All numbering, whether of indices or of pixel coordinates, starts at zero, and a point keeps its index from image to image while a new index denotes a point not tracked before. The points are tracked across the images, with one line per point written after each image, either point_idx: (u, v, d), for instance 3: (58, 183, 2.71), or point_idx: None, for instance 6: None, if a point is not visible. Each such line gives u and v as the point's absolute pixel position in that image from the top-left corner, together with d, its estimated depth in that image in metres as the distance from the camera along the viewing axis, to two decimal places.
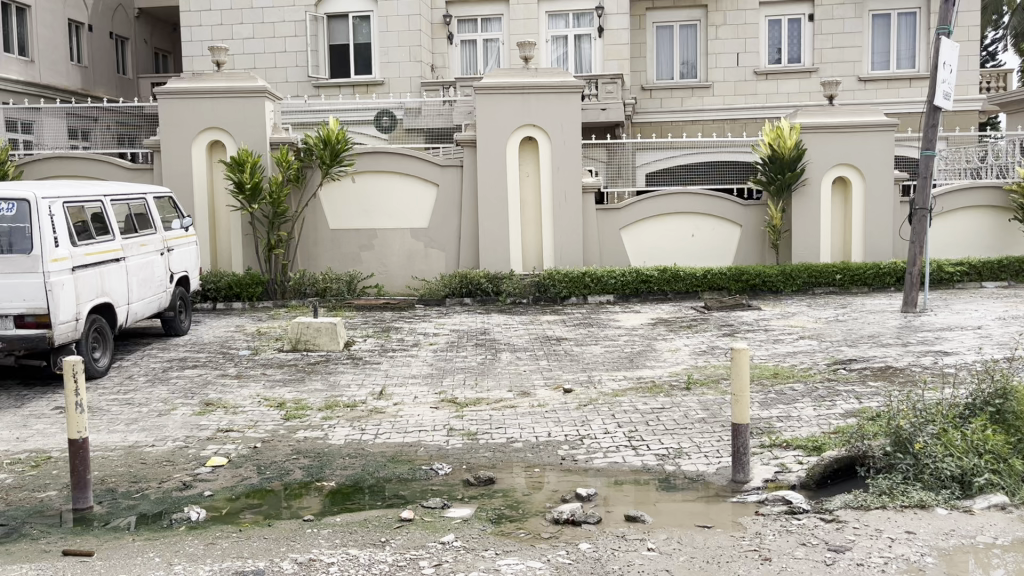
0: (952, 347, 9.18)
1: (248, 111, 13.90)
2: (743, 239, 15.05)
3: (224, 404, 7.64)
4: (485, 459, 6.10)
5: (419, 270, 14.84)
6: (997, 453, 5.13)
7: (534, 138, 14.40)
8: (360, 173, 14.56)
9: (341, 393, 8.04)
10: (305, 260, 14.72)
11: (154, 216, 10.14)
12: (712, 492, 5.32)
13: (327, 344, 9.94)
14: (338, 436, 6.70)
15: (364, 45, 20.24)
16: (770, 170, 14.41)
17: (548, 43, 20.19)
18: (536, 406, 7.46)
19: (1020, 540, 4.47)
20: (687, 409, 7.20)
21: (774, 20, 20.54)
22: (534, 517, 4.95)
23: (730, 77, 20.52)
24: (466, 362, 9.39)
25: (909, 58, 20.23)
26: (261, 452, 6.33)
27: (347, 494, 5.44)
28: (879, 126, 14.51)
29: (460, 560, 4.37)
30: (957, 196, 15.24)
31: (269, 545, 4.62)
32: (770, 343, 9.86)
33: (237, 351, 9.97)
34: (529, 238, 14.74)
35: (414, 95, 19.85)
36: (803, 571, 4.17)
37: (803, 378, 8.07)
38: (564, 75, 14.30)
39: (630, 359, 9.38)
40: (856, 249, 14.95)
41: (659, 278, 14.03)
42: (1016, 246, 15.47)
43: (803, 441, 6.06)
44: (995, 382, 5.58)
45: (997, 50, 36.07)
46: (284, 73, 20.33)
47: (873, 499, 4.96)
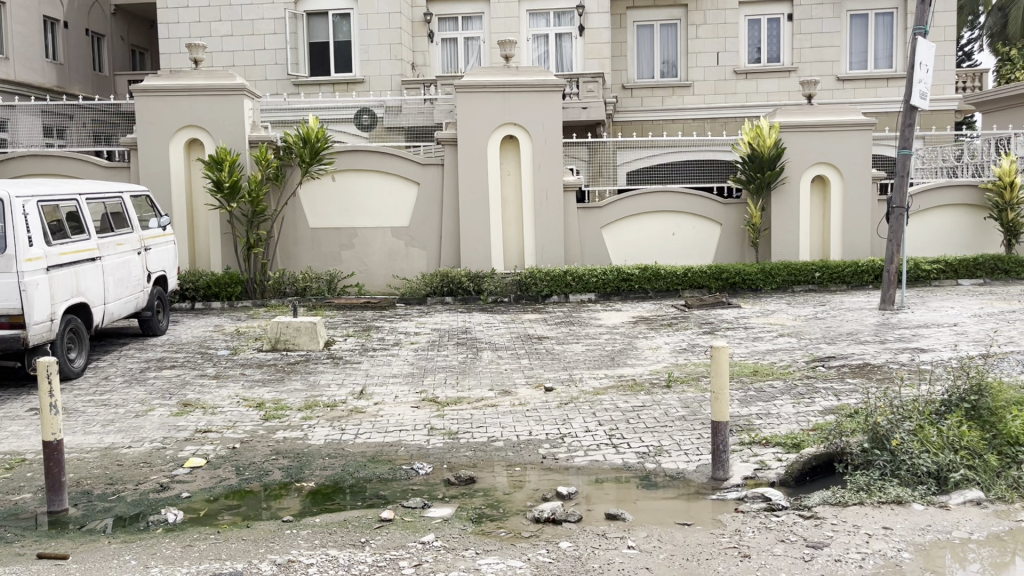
0: (929, 344, 9.27)
1: (226, 109, 13.81)
2: (722, 237, 15.14)
3: (202, 405, 7.59)
4: (465, 458, 6.09)
5: (399, 269, 14.79)
6: (972, 448, 5.19)
7: (515, 137, 14.39)
8: (340, 171, 14.49)
9: (321, 392, 8.00)
10: (285, 259, 14.63)
11: (131, 215, 10.04)
12: (693, 490, 5.35)
13: (307, 344, 9.88)
14: (318, 436, 6.67)
15: (344, 43, 20.14)
16: (749, 169, 14.47)
17: (529, 42, 20.18)
18: (517, 405, 7.46)
19: (995, 535, 4.52)
20: (667, 407, 7.22)
21: (753, 20, 20.65)
22: (515, 517, 4.94)
23: (710, 76, 20.62)
24: (448, 361, 9.37)
25: (887, 58, 20.40)
26: (239, 453, 6.29)
27: (328, 494, 5.41)
28: (857, 126, 14.64)
29: (440, 560, 4.35)
30: (933, 194, 15.40)
31: (247, 547, 4.58)
32: (749, 341, 9.91)
33: (216, 351, 9.89)
34: (510, 237, 14.73)
35: (395, 93, 19.79)
36: (782, 568, 4.19)
37: (782, 375, 8.12)
38: (544, 74, 14.31)
39: (611, 357, 9.39)
40: (835, 247, 15.06)
41: (640, 277, 14.06)
42: (991, 245, 15.65)
43: (782, 438, 6.10)
44: (970, 378, 5.63)
45: (973, 50, 36.46)
46: (263, 71, 20.21)
47: (851, 495, 4.99)
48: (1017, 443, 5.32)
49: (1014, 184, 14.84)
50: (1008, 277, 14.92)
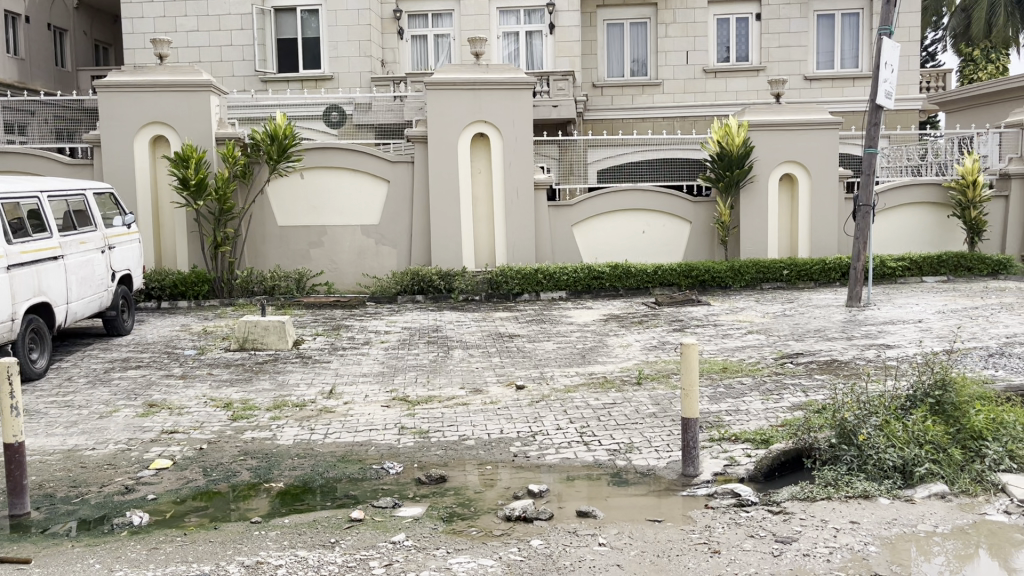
0: (895, 340, 9.40)
1: (193, 105, 13.64)
2: (692, 235, 15.24)
3: (169, 405, 7.48)
4: (436, 457, 6.06)
5: (370, 267, 14.70)
6: (937, 443, 5.26)
7: (486, 134, 14.36)
8: (309, 169, 14.37)
9: (289, 392, 7.92)
10: (253, 257, 14.47)
11: (94, 213, 9.86)
12: (664, 486, 5.37)
13: (275, 343, 9.77)
14: (287, 436, 6.60)
15: (313, 39, 19.97)
16: (718, 168, 14.56)
17: (499, 40, 20.15)
18: (488, 403, 7.45)
19: (959, 528, 4.58)
20: (638, 404, 7.25)
21: (722, 19, 20.80)
22: (486, 515, 4.93)
23: (680, 75, 20.75)
24: (418, 359, 9.33)
25: (853, 58, 20.65)
26: (206, 454, 6.21)
27: (297, 495, 5.36)
28: (824, 124, 14.80)
29: (410, 560, 4.32)
30: (899, 192, 15.65)
31: (215, 549, 4.52)
32: (718, 338, 9.99)
33: (182, 351, 9.75)
34: (481, 234, 14.70)
35: (364, 90, 19.70)
36: (751, 563, 4.21)
37: (751, 372, 8.18)
38: (515, 71, 14.28)
39: (582, 355, 9.42)
40: (802, 245, 15.22)
41: (610, 274, 14.11)
42: (954, 242, 15.91)
43: (751, 434, 6.14)
44: (935, 373, 5.69)
45: (936, 51, 37.11)
46: (230, 67, 20.00)
47: (819, 491, 5.04)
48: (981, 437, 5.40)
49: (977, 183, 15.13)
50: (971, 273, 15.18)
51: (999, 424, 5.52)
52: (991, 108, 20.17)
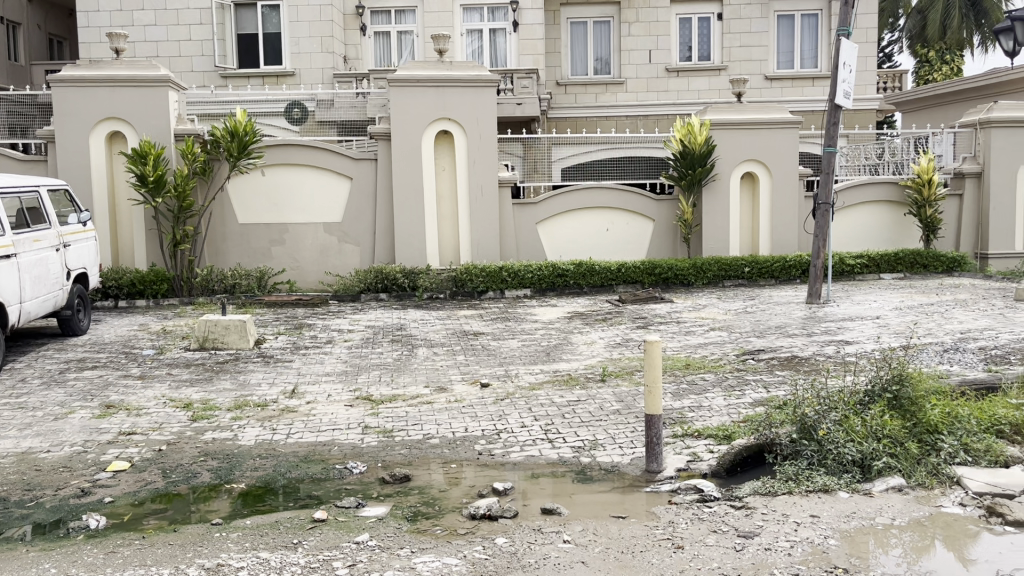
0: (853, 337, 9.56)
1: (150, 101, 13.41)
2: (655, 234, 15.35)
3: (127, 406, 7.35)
4: (401, 456, 6.03)
5: (332, 265, 14.57)
6: (894, 437, 5.35)
7: (450, 132, 14.32)
8: (270, 166, 14.21)
9: (251, 392, 7.82)
10: (213, 255, 14.27)
11: (49, 210, 9.65)
12: (627, 482, 5.39)
13: (236, 342, 9.64)
14: (248, 436, 6.52)
15: (274, 35, 19.75)
16: (680, 166, 14.68)
17: (463, 37, 20.09)
18: (453, 401, 7.42)
19: (916, 520, 4.66)
20: (602, 401, 7.28)
21: (685, 19, 20.97)
22: (451, 513, 4.91)
23: (643, 74, 20.87)
24: (382, 358, 9.27)
25: (812, 58, 20.95)
26: (166, 455, 6.10)
27: (259, 496, 5.29)
28: (785, 123, 14.99)
29: (374, 560, 4.29)
30: (858, 190, 15.92)
31: (174, 551, 4.44)
32: (681, 335, 10.06)
33: (140, 351, 9.58)
34: (445, 232, 14.64)
35: (326, 86, 19.53)
36: (714, 558, 4.25)
37: (713, 368, 8.26)
38: (478, 69, 14.25)
39: (547, 353, 9.42)
40: (763, 242, 15.40)
41: (574, 273, 14.15)
42: (910, 240, 16.24)
43: (714, 430, 6.19)
44: (892, 368, 5.78)
45: (892, 53, 37.88)
46: (189, 62, 19.70)
47: (780, 485, 5.10)
48: (936, 430, 5.51)
49: (932, 182, 15.44)
50: (926, 270, 15.49)
51: (953, 418, 5.65)
52: (946, 108, 20.61)
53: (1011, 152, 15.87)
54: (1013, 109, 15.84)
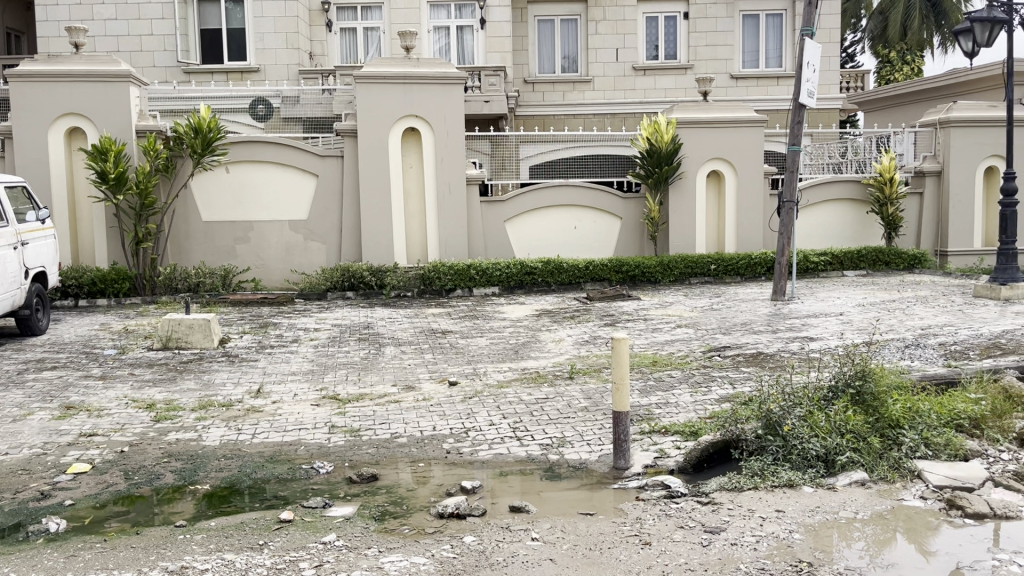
0: (817, 333, 9.69)
1: (111, 96, 13.19)
2: (623, 231, 15.43)
3: (87, 407, 7.23)
4: (368, 455, 5.99)
5: (298, 264, 14.44)
6: (857, 431, 5.43)
7: (417, 129, 14.25)
8: (235, 162, 14.06)
9: (215, 392, 7.72)
10: (176, 254, 14.08)
11: (6, 207, 9.45)
12: (595, 479, 5.41)
13: (200, 342, 9.52)
14: (213, 436, 6.44)
15: (237, 30, 19.53)
16: (647, 164, 14.76)
17: (430, 34, 20.02)
18: (421, 400, 7.40)
19: (879, 514, 4.73)
20: (570, 398, 7.30)
21: (651, 17, 21.05)
22: (418, 513, 4.89)
23: (610, 72, 20.95)
24: (349, 357, 9.20)
25: (777, 58, 21.17)
26: (128, 456, 6.01)
27: (224, 496, 5.23)
28: (750, 122, 15.15)
29: (342, 560, 4.26)
30: (822, 189, 16.13)
31: (137, 554, 4.37)
32: (648, 332, 10.13)
33: (101, 351, 9.41)
34: (413, 230, 14.57)
35: (291, 83, 19.33)
36: (681, 553, 4.28)
37: (680, 365, 8.31)
38: (446, 66, 14.22)
39: (515, 351, 9.42)
40: (729, 240, 15.54)
41: (543, 270, 14.16)
42: (872, 238, 16.50)
43: (681, 426, 6.25)
44: (855, 364, 5.85)
45: (855, 52, 38.49)
46: (150, 57, 19.41)
47: (746, 481, 5.15)
48: (898, 425, 5.59)
49: (894, 180, 15.68)
50: (889, 268, 15.73)
51: (915, 412, 5.73)
52: (907, 107, 20.93)
53: (970, 151, 16.14)
54: (971, 109, 16.12)
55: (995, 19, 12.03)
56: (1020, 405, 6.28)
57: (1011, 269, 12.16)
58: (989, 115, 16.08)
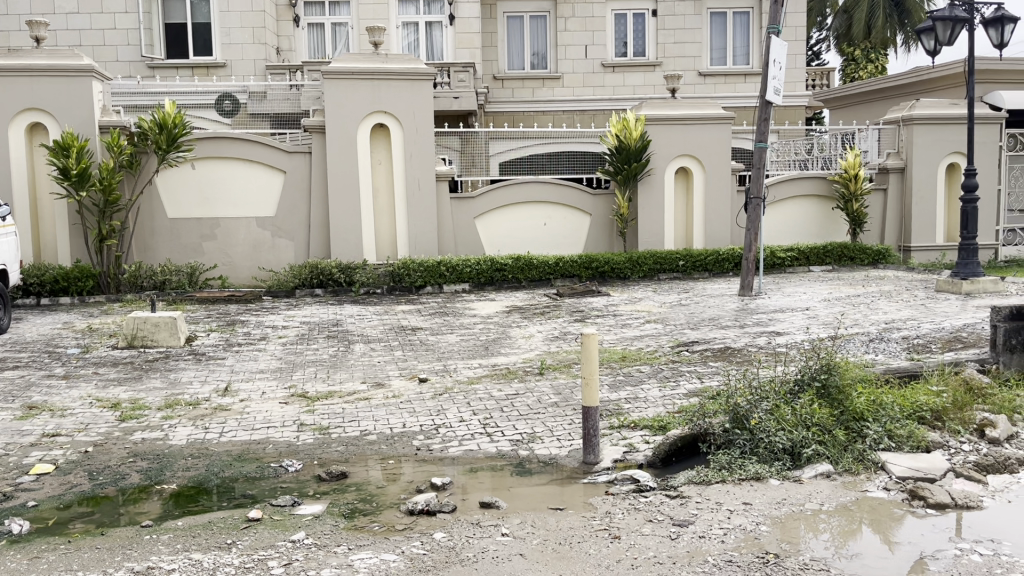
0: (784, 327, 9.81)
1: (74, 91, 12.97)
2: (592, 227, 15.49)
3: (50, 407, 7.11)
4: (337, 453, 5.96)
5: (265, 261, 14.31)
6: (822, 424, 5.51)
7: (386, 125, 14.18)
8: (200, 159, 13.90)
9: (182, 391, 7.63)
10: (141, 252, 13.88)
11: None
12: (566, 474, 5.44)
13: (166, 340, 9.41)
14: (179, 436, 6.36)
15: (203, 25, 19.30)
16: (617, 161, 14.83)
17: (399, 29, 19.93)
18: (391, 397, 7.37)
19: (844, 505, 4.81)
20: (540, 394, 7.32)
21: (620, 14, 21.10)
22: (389, 510, 4.88)
23: (579, 69, 21.01)
24: (318, 354, 9.14)
25: (744, 56, 21.36)
26: (92, 457, 5.92)
27: (191, 496, 5.17)
28: (717, 119, 15.27)
29: (311, 558, 4.24)
30: (788, 185, 16.33)
31: (102, 555, 4.31)
32: (618, 328, 10.18)
33: (63, 351, 9.24)
34: (382, 227, 14.50)
35: (258, 78, 19.15)
36: (650, 547, 4.31)
37: (649, 360, 8.38)
38: (415, 62, 14.17)
39: (485, 347, 9.43)
40: (698, 236, 15.67)
41: (513, 266, 14.18)
42: (838, 234, 16.73)
43: (650, 420, 6.29)
44: (821, 358, 5.94)
45: (821, 50, 38.97)
46: (113, 52, 19.12)
47: (714, 474, 5.21)
48: (862, 418, 5.67)
49: (859, 177, 15.87)
50: (854, 263, 15.96)
51: (878, 405, 5.82)
52: (871, 105, 21.20)
53: (932, 149, 16.40)
54: (933, 107, 16.36)
55: (956, 18, 12.23)
56: (980, 397, 6.40)
57: (972, 264, 12.39)
58: (952, 112, 16.33)
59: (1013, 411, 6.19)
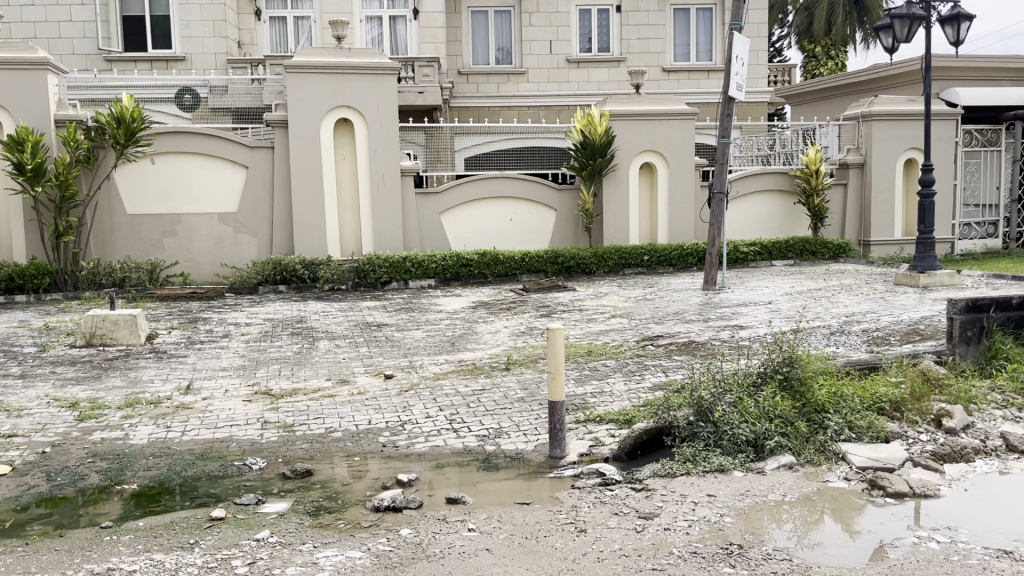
0: (747, 321, 9.91)
1: (29, 85, 12.70)
2: (558, 223, 15.54)
3: (6, 407, 6.97)
4: (302, 450, 5.92)
5: (228, 257, 14.16)
6: (785, 417, 5.58)
7: (349, 120, 14.08)
8: (160, 153, 13.69)
9: (143, 390, 7.52)
10: (100, 248, 13.62)
11: None
12: (532, 468, 5.46)
13: (126, 338, 9.27)
14: (140, 435, 6.26)
15: (162, 18, 19.00)
16: (582, 156, 14.85)
17: (362, 24, 19.76)
18: (356, 393, 7.33)
19: (806, 496, 4.88)
20: (506, 389, 7.32)
21: (584, 10, 21.14)
22: (354, 507, 4.85)
23: (544, 64, 21.02)
24: (282, 351, 9.06)
25: (707, 52, 21.55)
26: (50, 457, 5.80)
27: (152, 496, 5.09)
28: (680, 115, 15.38)
29: (275, 556, 4.20)
30: (750, 180, 16.51)
31: (60, 557, 4.23)
32: (584, 322, 10.23)
33: (20, 350, 9.04)
34: (346, 223, 14.39)
35: (219, 72, 18.90)
36: (616, 539, 4.34)
37: (615, 355, 8.41)
38: (379, 56, 14.08)
39: (451, 342, 9.41)
40: (662, 231, 15.79)
41: (479, 262, 14.15)
42: (799, 228, 16.97)
43: (615, 414, 6.34)
44: (784, 351, 6.02)
45: (783, 46, 39.48)
46: (70, 45, 18.74)
47: (678, 467, 5.25)
48: (823, 409, 5.76)
49: (820, 172, 16.09)
50: (815, 257, 16.19)
51: (839, 397, 5.92)
52: (831, 101, 21.48)
53: (890, 144, 16.67)
54: (891, 104, 16.62)
55: (913, 16, 12.44)
56: (936, 387, 6.52)
57: (929, 258, 12.62)
58: (909, 109, 16.60)
59: (968, 401, 6.33)
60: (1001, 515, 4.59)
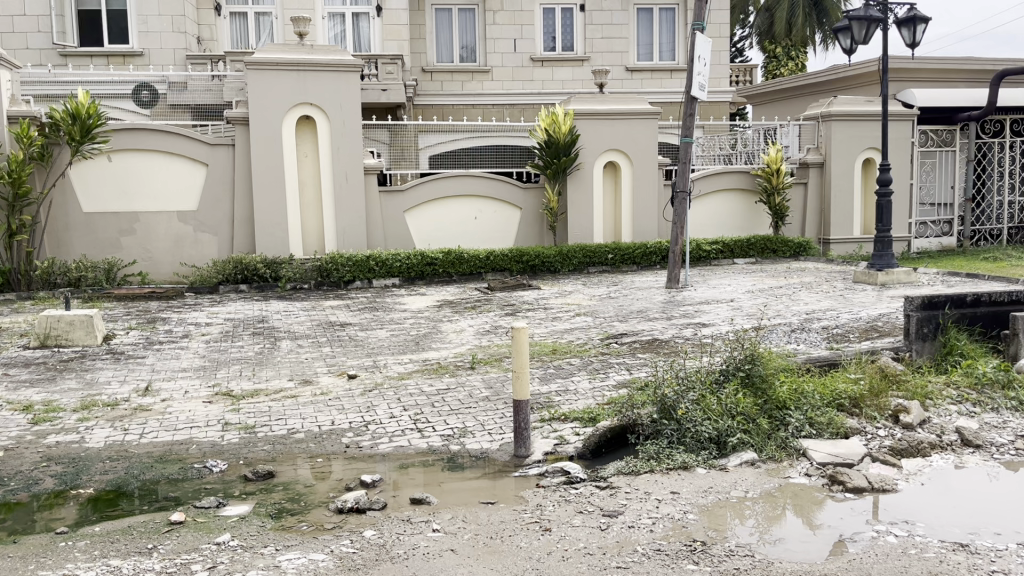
0: (710, 319, 10.01)
1: None
2: (522, 221, 15.56)
3: None
4: (264, 452, 5.84)
5: (187, 256, 13.95)
6: (746, 414, 5.65)
7: (312, 118, 13.94)
8: (117, 151, 13.43)
9: (100, 392, 7.36)
10: (55, 248, 13.34)
11: None
12: (497, 468, 5.44)
13: (82, 339, 9.09)
14: (97, 438, 6.14)
15: (118, 12, 18.64)
16: (546, 155, 14.86)
17: (324, 20, 19.59)
18: (319, 394, 7.26)
19: (768, 492, 4.92)
20: (471, 389, 7.29)
21: (548, 9, 21.17)
22: (317, 509, 4.80)
23: (508, 62, 21.02)
24: (244, 352, 8.94)
25: (670, 51, 21.71)
26: (3, 462, 5.65)
27: (110, 500, 5.00)
28: (644, 114, 15.47)
29: (237, 560, 4.13)
30: (712, 179, 16.68)
31: (13, 564, 4.12)
32: (548, 321, 10.22)
33: None
34: (309, 222, 14.23)
35: (178, 68, 18.61)
36: (580, 538, 4.34)
37: (579, 353, 8.44)
38: (341, 53, 13.97)
39: (416, 342, 9.35)
40: (626, 229, 15.87)
41: (443, 261, 14.11)
42: (761, 226, 17.18)
43: (580, 412, 6.35)
44: (746, 348, 6.08)
45: (743, 46, 39.88)
46: (24, 39, 18.35)
47: (643, 464, 5.28)
48: (785, 406, 5.83)
49: (780, 171, 16.27)
50: (776, 255, 16.39)
51: (800, 393, 5.99)
52: (791, 101, 21.77)
53: (849, 144, 16.91)
54: (850, 105, 16.88)
55: (870, 18, 12.64)
56: (894, 383, 6.62)
57: (886, 256, 12.81)
58: (867, 109, 16.87)
59: (924, 397, 6.44)
60: (957, 509, 4.67)
